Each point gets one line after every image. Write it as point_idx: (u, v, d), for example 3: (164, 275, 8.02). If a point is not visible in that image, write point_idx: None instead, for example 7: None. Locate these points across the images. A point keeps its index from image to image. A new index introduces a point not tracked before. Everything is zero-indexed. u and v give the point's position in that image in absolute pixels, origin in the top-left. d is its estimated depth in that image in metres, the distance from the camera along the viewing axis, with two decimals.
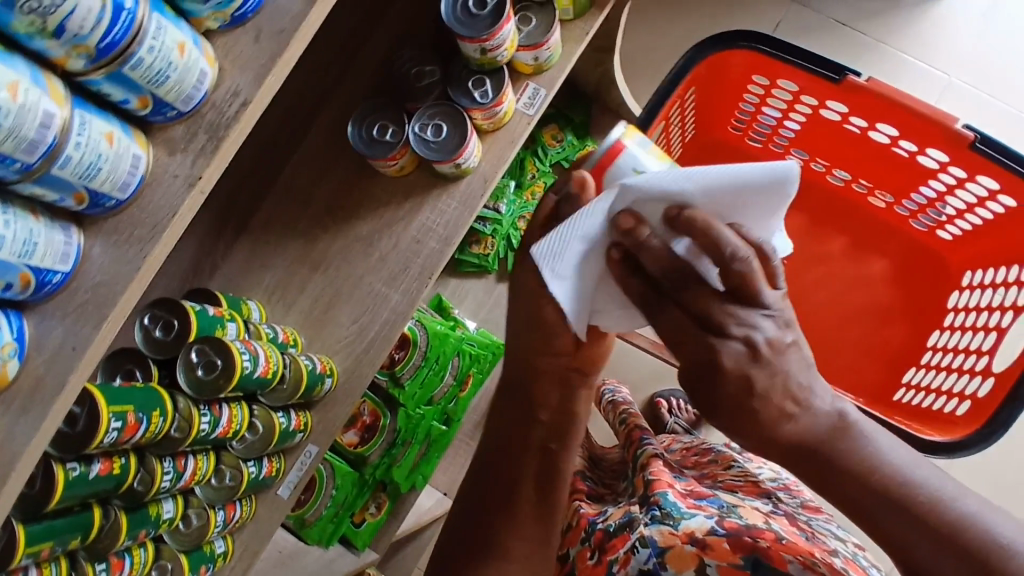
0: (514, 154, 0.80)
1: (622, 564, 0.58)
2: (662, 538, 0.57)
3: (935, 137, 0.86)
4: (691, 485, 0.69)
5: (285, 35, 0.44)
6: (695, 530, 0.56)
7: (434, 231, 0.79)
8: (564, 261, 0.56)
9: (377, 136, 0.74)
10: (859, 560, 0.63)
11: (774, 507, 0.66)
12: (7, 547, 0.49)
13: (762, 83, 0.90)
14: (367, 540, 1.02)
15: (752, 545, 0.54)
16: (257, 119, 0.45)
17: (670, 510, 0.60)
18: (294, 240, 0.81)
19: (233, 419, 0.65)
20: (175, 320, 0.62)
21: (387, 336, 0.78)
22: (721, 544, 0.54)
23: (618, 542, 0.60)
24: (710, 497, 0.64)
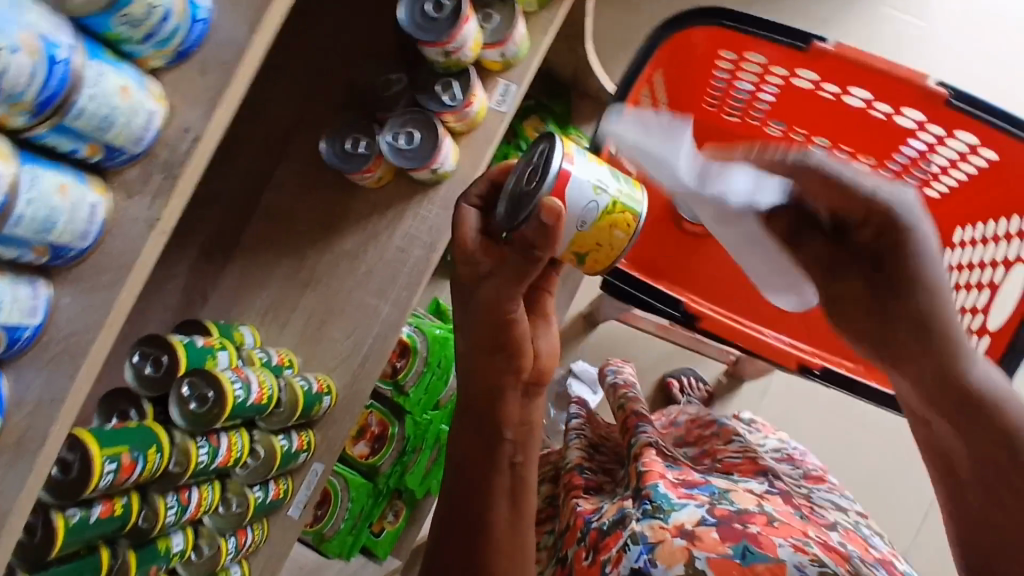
0: (492, 153, 0.80)
1: (615, 563, 0.61)
2: (652, 533, 0.59)
3: (910, 93, 0.82)
4: (685, 473, 0.70)
5: (230, 65, 0.44)
6: (684, 523, 0.59)
7: (418, 239, 0.79)
8: (654, 124, 0.68)
9: (351, 150, 0.74)
10: (860, 529, 0.68)
11: (769, 485, 0.69)
12: None
13: (730, 58, 0.87)
14: (388, 547, 1.05)
15: (742, 533, 0.58)
16: (212, 152, 0.45)
17: (660, 503, 0.62)
18: (280, 261, 0.81)
19: (232, 447, 0.65)
20: (164, 355, 0.62)
21: (381, 348, 0.78)
22: (709, 535, 0.57)
23: (610, 542, 0.65)
24: (703, 486, 0.66)
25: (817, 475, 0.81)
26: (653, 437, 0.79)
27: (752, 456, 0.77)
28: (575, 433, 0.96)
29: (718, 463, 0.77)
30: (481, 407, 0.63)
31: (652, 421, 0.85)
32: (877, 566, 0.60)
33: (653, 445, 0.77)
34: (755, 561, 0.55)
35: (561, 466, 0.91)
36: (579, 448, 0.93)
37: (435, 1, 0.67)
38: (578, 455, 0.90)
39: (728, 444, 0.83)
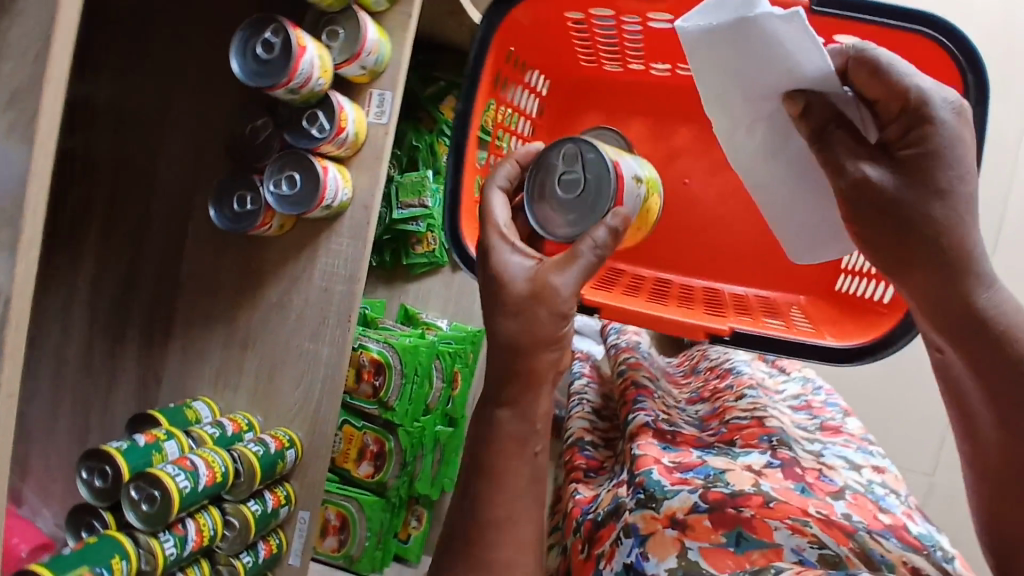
0: (386, 167, 0.77)
1: (608, 560, 0.57)
2: (644, 525, 0.55)
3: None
4: (682, 455, 0.66)
5: (15, 215, 0.43)
6: (676, 512, 0.56)
7: (337, 274, 0.77)
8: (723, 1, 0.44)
9: (239, 209, 0.72)
10: (874, 488, 0.66)
11: (770, 456, 0.65)
12: None
13: (579, 18, 0.61)
14: (419, 551, 1.11)
15: (734, 518, 0.54)
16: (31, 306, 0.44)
17: (653, 491, 0.58)
18: (216, 328, 0.82)
19: (202, 528, 0.67)
20: (106, 466, 0.63)
21: (331, 390, 0.79)
22: (702, 523, 0.54)
23: (606, 534, 0.62)
24: (697, 468, 0.62)
25: (833, 425, 0.79)
26: (649, 415, 0.75)
27: (759, 417, 0.73)
28: (577, 405, 0.97)
29: (722, 428, 0.74)
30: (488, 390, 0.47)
31: (651, 394, 0.82)
32: (891, 537, 0.57)
33: (649, 426, 0.72)
34: (749, 548, 0.52)
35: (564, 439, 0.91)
36: (582, 418, 0.94)
37: (263, 42, 0.63)
38: (578, 429, 0.90)
39: (736, 402, 0.79)
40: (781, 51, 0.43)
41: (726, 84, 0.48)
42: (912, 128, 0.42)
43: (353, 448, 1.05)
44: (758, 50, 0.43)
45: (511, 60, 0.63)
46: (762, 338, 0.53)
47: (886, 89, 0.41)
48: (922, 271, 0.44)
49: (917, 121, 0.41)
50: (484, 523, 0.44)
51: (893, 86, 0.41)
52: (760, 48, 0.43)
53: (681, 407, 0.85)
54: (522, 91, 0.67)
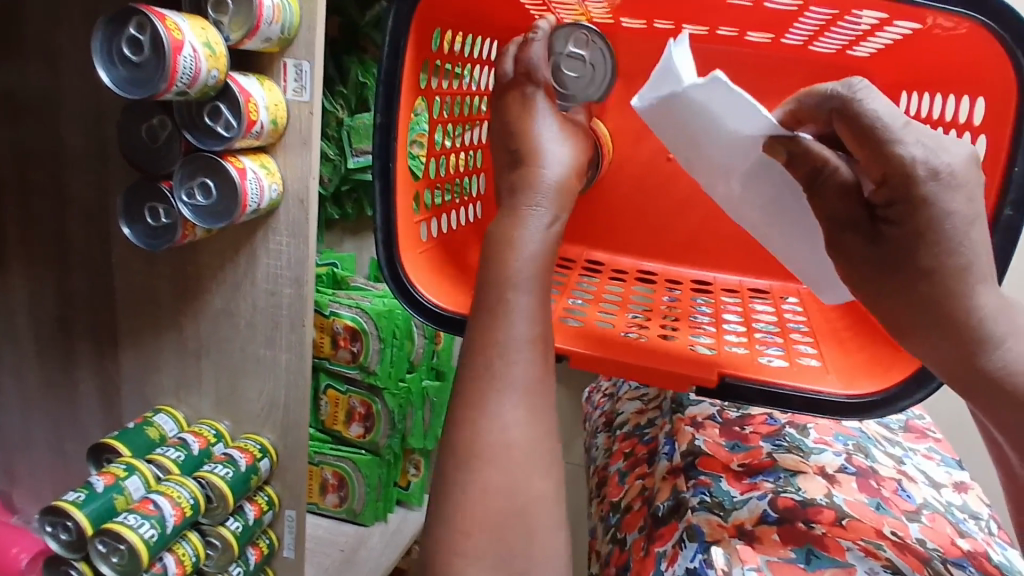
0: (317, 154, 0.65)
1: (670, 562, 0.55)
2: (710, 530, 0.54)
3: (769, 18, 0.49)
4: (753, 456, 0.64)
5: None
6: (743, 522, 0.55)
7: (282, 276, 0.69)
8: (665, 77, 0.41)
9: (156, 224, 0.63)
10: (954, 512, 0.61)
11: (845, 459, 0.64)
12: None
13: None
14: (421, 495, 1.11)
15: (805, 534, 0.53)
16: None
17: (720, 498, 0.58)
18: (166, 335, 0.75)
19: (183, 559, 0.66)
20: (67, 520, 0.61)
21: (296, 397, 0.74)
22: (770, 535, 0.53)
23: (667, 533, 0.59)
24: (767, 471, 0.61)
25: (920, 426, 0.75)
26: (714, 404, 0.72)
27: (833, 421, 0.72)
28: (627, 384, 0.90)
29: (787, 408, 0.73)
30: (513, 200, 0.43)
31: None
32: (968, 566, 0.53)
33: (718, 421, 0.70)
34: (820, 565, 0.50)
35: (613, 424, 0.84)
36: (633, 397, 0.87)
37: (131, 41, 0.51)
38: (630, 416, 0.83)
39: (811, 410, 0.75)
40: (716, 113, 0.40)
41: (682, 139, 0.45)
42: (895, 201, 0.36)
43: (341, 411, 1.02)
44: (695, 117, 0.42)
45: (439, 39, 0.51)
46: (758, 390, 0.46)
47: (862, 139, 0.36)
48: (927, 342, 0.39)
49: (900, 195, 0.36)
50: (504, 339, 0.39)
51: (870, 139, 0.35)
52: (702, 117, 0.41)
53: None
54: (455, 67, 0.55)
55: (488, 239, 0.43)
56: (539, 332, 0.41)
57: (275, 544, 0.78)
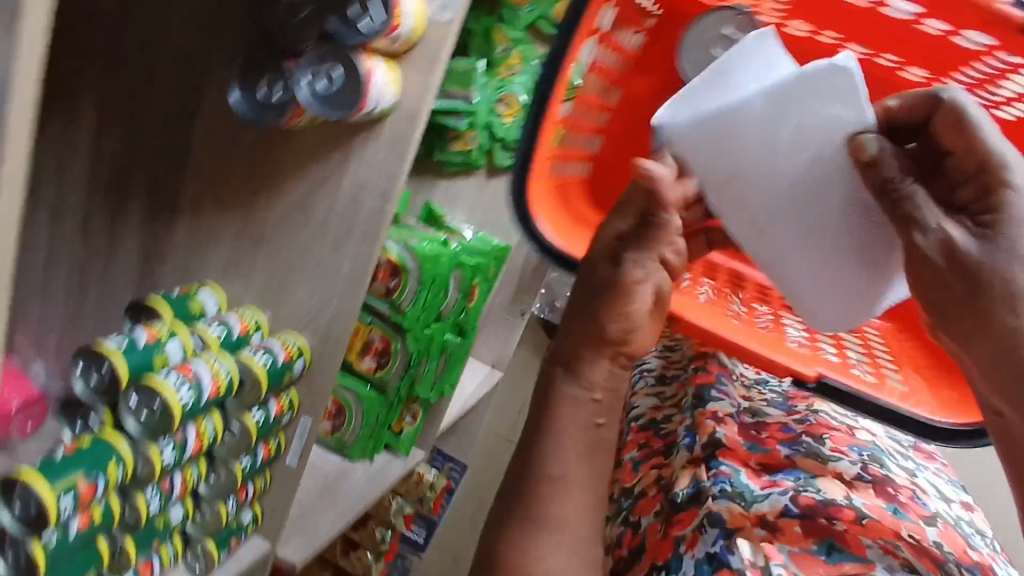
0: (442, 74, 0.66)
1: (689, 546, 0.63)
2: (730, 518, 0.62)
3: (936, 47, 0.68)
4: (770, 456, 0.71)
5: None
6: (766, 514, 0.63)
7: (369, 187, 0.69)
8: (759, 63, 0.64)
9: (264, 100, 0.63)
10: (962, 524, 0.68)
11: (862, 467, 0.69)
12: None
13: None
14: (410, 444, 1.12)
15: (825, 528, 0.60)
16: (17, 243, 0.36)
17: (741, 489, 0.65)
18: (228, 215, 0.74)
19: (202, 435, 0.66)
20: (103, 365, 0.60)
21: (347, 307, 0.74)
22: (792, 527, 0.61)
23: (686, 518, 0.66)
24: (789, 471, 0.68)
25: (928, 450, 0.83)
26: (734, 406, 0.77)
27: (852, 426, 0.76)
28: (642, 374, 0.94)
29: (806, 414, 0.77)
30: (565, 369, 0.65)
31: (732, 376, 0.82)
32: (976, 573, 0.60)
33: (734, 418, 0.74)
34: (839, 559, 0.58)
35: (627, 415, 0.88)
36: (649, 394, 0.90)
37: None
38: (645, 408, 0.87)
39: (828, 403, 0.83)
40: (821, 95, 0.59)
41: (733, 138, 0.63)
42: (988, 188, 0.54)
43: (358, 341, 1.01)
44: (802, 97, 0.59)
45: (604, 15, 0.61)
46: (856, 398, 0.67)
47: (970, 146, 0.55)
48: (983, 325, 0.53)
49: (983, 181, 0.55)
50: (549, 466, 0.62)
51: (978, 146, 0.55)
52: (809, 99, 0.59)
53: (761, 381, 0.86)
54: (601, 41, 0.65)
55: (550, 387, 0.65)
56: (568, 473, 0.62)
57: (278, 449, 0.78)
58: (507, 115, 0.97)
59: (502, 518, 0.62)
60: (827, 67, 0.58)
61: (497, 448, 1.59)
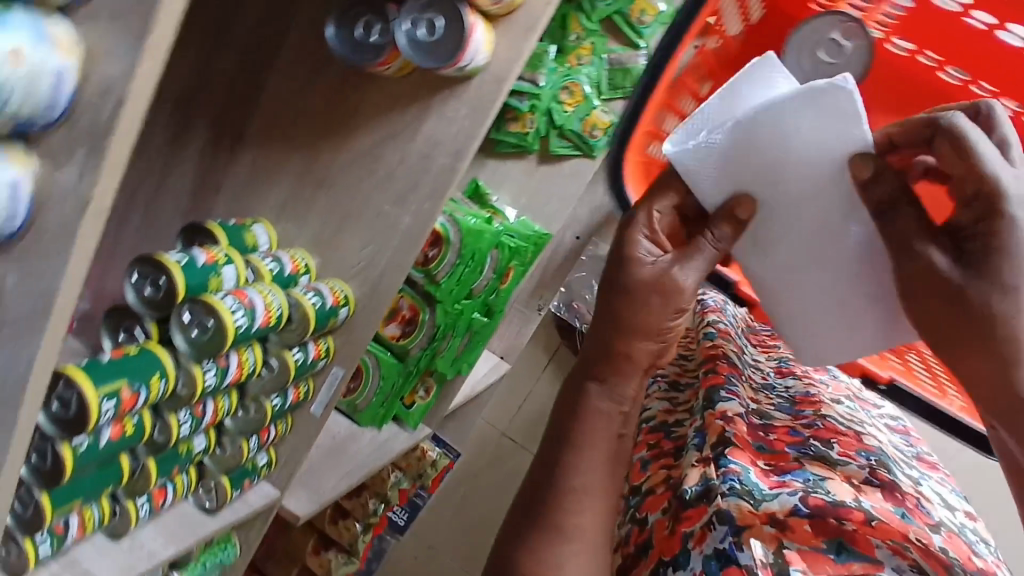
0: (535, 43, 0.66)
1: (698, 541, 0.58)
2: (740, 516, 0.56)
3: None
4: (778, 458, 0.65)
5: (146, 5, 0.34)
6: (776, 512, 0.56)
7: (443, 144, 0.69)
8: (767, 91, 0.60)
9: (361, 38, 0.63)
10: (965, 532, 0.65)
11: (868, 472, 0.64)
12: (37, 512, 0.56)
13: None
14: (418, 419, 1.09)
15: (836, 528, 0.55)
16: (149, 103, 0.36)
17: (750, 487, 0.59)
18: (294, 154, 0.74)
19: (243, 364, 0.65)
20: (162, 277, 0.58)
21: (400, 262, 0.73)
22: (803, 526, 0.55)
23: (694, 515, 0.60)
24: (794, 472, 0.62)
25: (930, 461, 0.80)
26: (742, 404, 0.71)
27: (858, 431, 0.73)
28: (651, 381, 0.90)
29: (815, 420, 0.73)
30: (587, 370, 0.59)
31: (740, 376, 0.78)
32: None
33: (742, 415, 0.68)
34: (850, 559, 0.54)
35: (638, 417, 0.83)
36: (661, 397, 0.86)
37: None
38: (657, 410, 0.82)
39: (833, 407, 0.78)
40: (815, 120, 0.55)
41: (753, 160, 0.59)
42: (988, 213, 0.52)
43: None
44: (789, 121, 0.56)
45: None
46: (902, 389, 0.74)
47: (970, 169, 0.52)
48: (975, 344, 0.52)
49: (982, 212, 0.53)
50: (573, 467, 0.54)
51: (978, 171, 0.52)
52: (808, 117, 0.55)
53: (768, 387, 0.83)
54: None
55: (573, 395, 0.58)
56: (597, 480, 0.54)
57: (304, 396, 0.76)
58: (568, 103, 0.97)
59: (519, 526, 0.54)
60: (828, 83, 0.53)
61: (493, 440, 1.58)
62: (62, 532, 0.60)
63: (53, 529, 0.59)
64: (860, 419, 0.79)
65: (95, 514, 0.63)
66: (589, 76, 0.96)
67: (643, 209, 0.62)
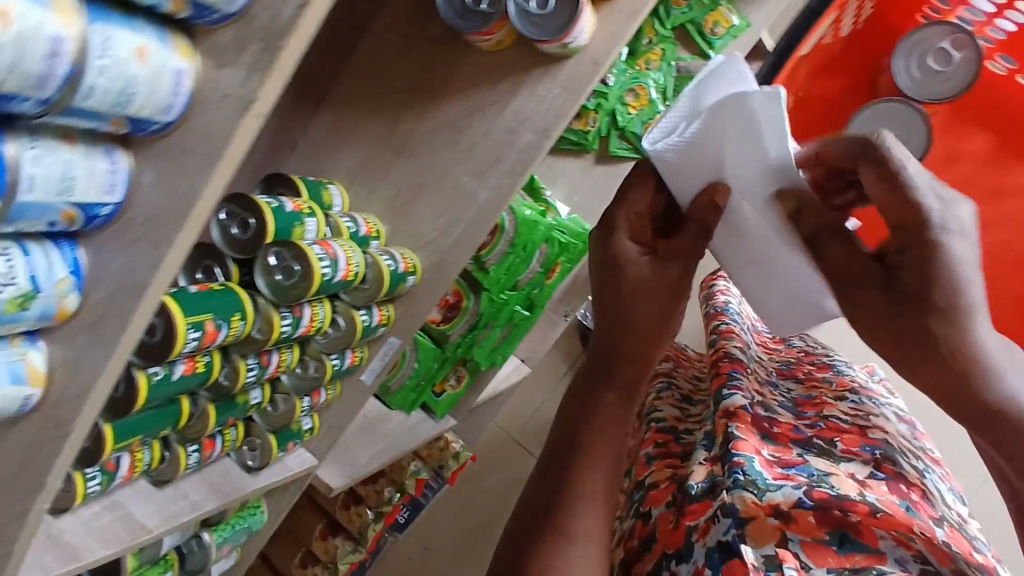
0: (635, 29, 0.66)
1: (701, 534, 0.49)
2: (744, 507, 0.48)
3: None
4: (782, 450, 0.55)
5: None
6: (779, 502, 0.48)
7: (530, 121, 0.69)
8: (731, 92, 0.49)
9: (471, 5, 0.63)
10: (964, 530, 0.57)
11: (873, 467, 0.56)
12: (96, 442, 0.52)
13: None
14: (446, 408, 1.08)
15: (840, 520, 0.47)
16: (324, 10, 0.35)
17: (755, 477, 0.50)
18: (377, 117, 0.74)
19: (315, 318, 0.64)
20: (252, 218, 0.57)
21: (472, 235, 0.73)
22: (806, 517, 0.47)
23: (699, 509, 0.51)
24: (799, 466, 0.53)
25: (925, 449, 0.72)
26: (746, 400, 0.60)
27: (862, 423, 0.62)
28: (662, 384, 0.78)
29: (817, 420, 0.63)
30: (593, 375, 0.52)
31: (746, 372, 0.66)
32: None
33: (748, 410, 0.58)
34: (853, 550, 0.46)
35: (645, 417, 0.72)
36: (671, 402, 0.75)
37: None
38: (667, 413, 0.72)
39: (840, 399, 0.69)
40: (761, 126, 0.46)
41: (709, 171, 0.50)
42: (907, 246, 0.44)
43: None
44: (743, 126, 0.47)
45: None
46: None
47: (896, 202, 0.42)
48: (935, 365, 0.43)
49: (910, 242, 0.43)
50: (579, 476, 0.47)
51: (905, 200, 0.42)
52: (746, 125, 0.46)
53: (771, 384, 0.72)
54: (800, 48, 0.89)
55: (579, 399, 0.52)
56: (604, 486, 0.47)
57: (360, 363, 0.76)
58: (632, 106, 0.98)
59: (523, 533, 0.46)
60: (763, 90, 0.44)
61: (502, 445, 1.56)
62: (113, 470, 0.58)
63: (106, 464, 0.57)
64: (874, 410, 0.67)
65: (145, 456, 0.61)
66: (656, 81, 0.97)
67: (621, 212, 0.53)
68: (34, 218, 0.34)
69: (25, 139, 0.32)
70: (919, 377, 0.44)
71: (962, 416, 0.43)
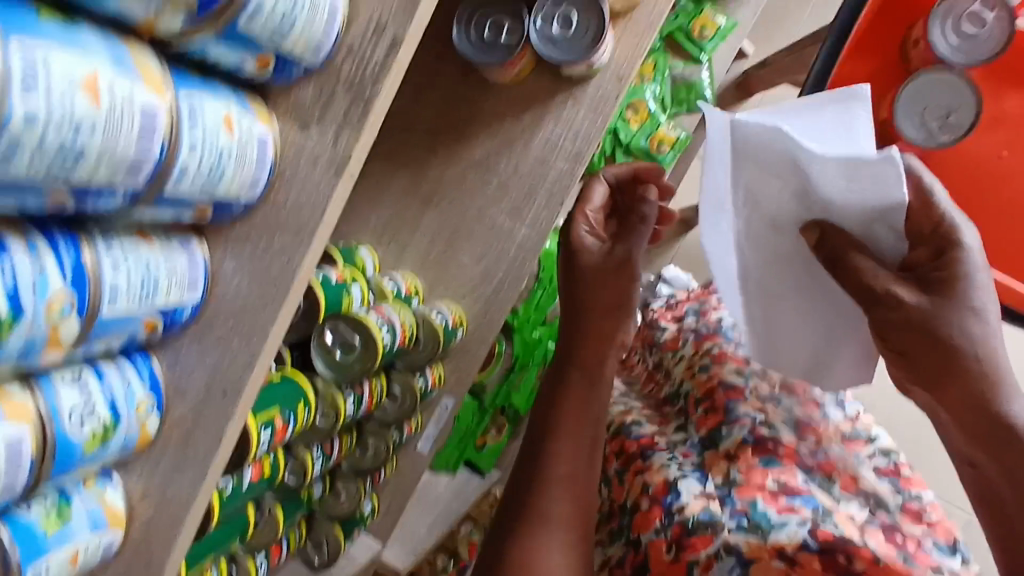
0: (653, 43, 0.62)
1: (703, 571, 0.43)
2: (747, 548, 0.43)
3: None
4: (787, 475, 0.48)
5: None
6: (784, 544, 0.42)
7: (562, 148, 0.64)
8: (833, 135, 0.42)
9: (491, 40, 0.60)
10: None
11: (869, 514, 0.47)
12: None
13: None
14: (490, 461, 1.02)
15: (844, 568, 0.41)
16: (414, 49, 0.32)
17: (759, 520, 0.44)
18: (399, 171, 0.70)
19: (374, 392, 0.59)
20: None
21: (516, 276, 0.69)
22: (812, 562, 0.41)
23: (698, 542, 0.44)
24: (804, 496, 0.46)
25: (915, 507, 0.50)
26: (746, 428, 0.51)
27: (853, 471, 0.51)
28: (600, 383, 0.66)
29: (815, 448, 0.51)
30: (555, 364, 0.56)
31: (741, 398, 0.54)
32: None
33: (750, 441, 0.50)
34: None
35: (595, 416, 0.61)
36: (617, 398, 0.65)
37: None
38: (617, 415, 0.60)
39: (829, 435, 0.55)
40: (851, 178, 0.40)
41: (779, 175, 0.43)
42: (943, 253, 0.42)
43: None
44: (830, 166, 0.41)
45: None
46: None
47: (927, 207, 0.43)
48: (946, 368, 0.42)
49: (944, 248, 0.42)
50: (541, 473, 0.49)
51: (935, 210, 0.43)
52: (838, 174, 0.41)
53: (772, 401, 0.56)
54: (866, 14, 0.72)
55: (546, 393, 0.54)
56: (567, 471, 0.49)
57: (418, 428, 0.71)
58: (633, 120, 0.96)
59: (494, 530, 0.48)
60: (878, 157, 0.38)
61: None
62: None
63: None
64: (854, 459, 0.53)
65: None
66: (654, 93, 0.96)
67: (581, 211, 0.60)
68: (117, 334, 0.28)
69: (101, 242, 0.27)
70: (943, 396, 0.43)
71: (974, 422, 0.42)
